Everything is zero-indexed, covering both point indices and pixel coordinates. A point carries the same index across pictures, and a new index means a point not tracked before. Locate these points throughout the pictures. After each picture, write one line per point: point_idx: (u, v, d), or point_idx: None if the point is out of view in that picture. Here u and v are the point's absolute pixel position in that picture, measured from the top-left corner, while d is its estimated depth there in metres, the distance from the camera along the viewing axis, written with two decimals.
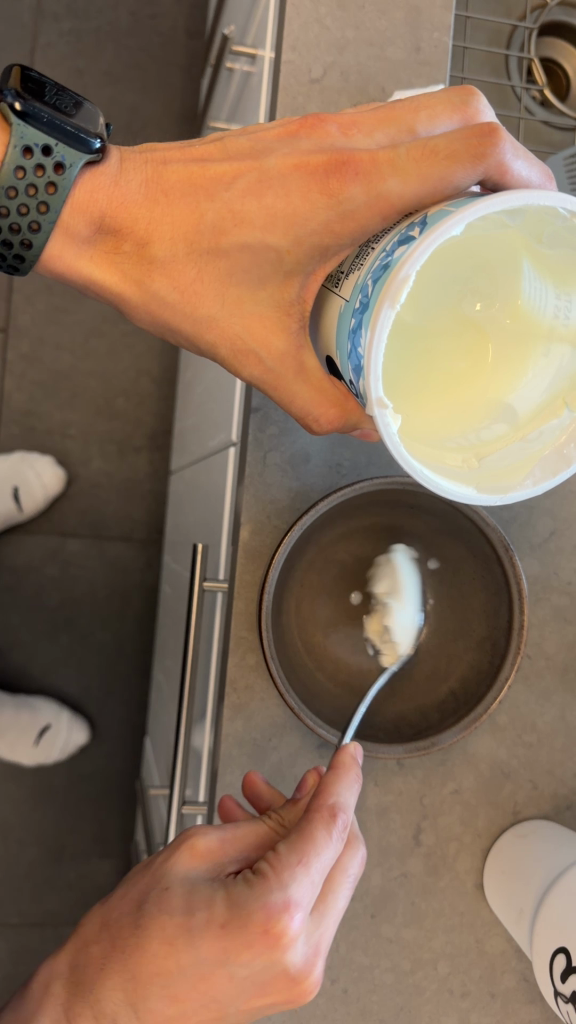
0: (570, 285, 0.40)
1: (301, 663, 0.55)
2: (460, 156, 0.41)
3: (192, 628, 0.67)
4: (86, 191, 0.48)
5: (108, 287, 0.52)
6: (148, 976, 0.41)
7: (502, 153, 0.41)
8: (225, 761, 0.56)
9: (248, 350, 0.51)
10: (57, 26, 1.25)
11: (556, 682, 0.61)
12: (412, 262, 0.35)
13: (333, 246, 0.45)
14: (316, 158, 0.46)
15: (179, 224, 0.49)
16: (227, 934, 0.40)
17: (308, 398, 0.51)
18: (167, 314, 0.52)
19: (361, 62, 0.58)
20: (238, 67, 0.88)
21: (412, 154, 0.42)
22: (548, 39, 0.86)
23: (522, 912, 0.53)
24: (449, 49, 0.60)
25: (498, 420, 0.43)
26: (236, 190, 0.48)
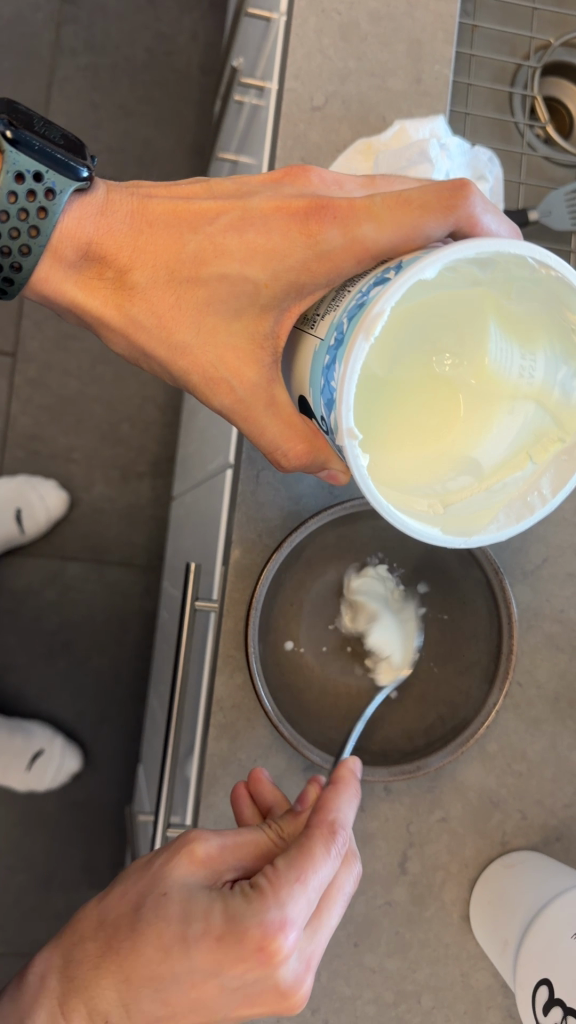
0: (534, 346, 0.43)
1: (281, 678, 0.55)
2: (433, 206, 0.43)
3: (182, 648, 0.67)
4: (74, 221, 0.49)
5: (88, 310, 0.52)
6: (141, 979, 0.40)
7: (472, 206, 0.43)
8: (209, 782, 0.56)
9: (219, 378, 0.51)
10: (74, 61, 1.27)
11: (546, 711, 0.60)
12: (386, 299, 0.37)
13: (308, 284, 0.46)
14: (297, 202, 0.48)
15: (161, 254, 0.50)
16: (222, 948, 0.39)
17: (277, 432, 0.51)
18: (143, 341, 0.52)
19: (362, 91, 0.59)
20: (247, 99, 0.89)
21: (388, 201, 0.44)
22: (552, 79, 0.88)
23: (507, 943, 0.52)
24: (450, 81, 0.61)
25: (465, 472, 0.45)
26: (218, 225, 0.50)
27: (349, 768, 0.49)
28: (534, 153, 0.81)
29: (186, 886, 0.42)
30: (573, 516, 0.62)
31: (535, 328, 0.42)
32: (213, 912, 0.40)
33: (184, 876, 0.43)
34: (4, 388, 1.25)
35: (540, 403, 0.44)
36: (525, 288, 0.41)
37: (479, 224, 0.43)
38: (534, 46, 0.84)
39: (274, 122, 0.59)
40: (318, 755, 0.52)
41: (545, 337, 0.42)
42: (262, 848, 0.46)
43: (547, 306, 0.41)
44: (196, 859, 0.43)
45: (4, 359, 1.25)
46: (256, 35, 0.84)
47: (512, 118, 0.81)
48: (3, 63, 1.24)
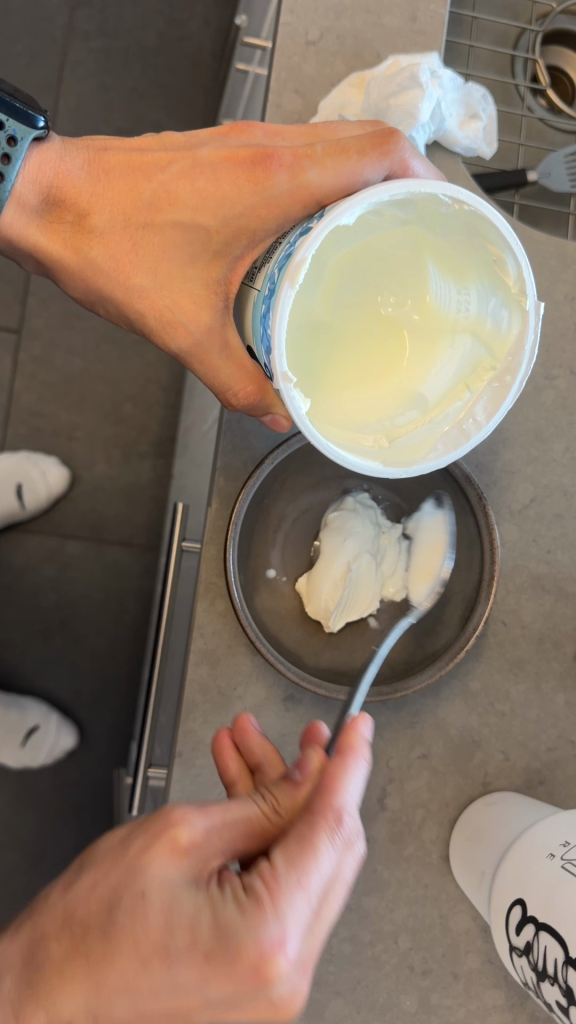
0: (467, 279, 0.44)
1: (258, 599, 0.55)
2: (368, 152, 0.47)
3: (168, 586, 0.67)
4: (35, 166, 0.49)
5: (50, 258, 0.51)
6: (115, 996, 0.33)
7: (403, 152, 0.47)
8: (188, 708, 0.55)
9: (175, 322, 0.50)
10: (87, 44, 1.20)
11: (531, 650, 0.60)
12: (308, 247, 0.38)
13: (260, 230, 0.47)
14: (243, 151, 0.49)
15: (119, 200, 0.50)
16: (210, 968, 0.33)
17: (228, 373, 0.51)
18: (101, 286, 0.51)
19: (357, 27, 0.61)
20: (251, 68, 0.89)
21: (327, 149, 0.47)
22: (554, 48, 0.87)
23: (484, 875, 0.52)
24: (445, 21, 0.62)
25: (410, 407, 0.46)
26: (171, 172, 0.50)
27: (361, 741, 0.43)
28: (534, 115, 0.81)
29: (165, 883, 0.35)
30: (563, 460, 0.62)
31: (465, 261, 0.43)
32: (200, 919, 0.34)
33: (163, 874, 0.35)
34: (8, 363, 1.17)
35: (476, 334, 0.45)
36: (448, 225, 0.42)
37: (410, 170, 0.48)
38: (536, 12, 0.83)
39: (270, 58, 0.60)
40: (295, 671, 0.52)
41: (475, 270, 0.43)
42: (253, 828, 0.39)
43: (470, 239, 0.42)
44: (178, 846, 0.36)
45: (8, 335, 1.17)
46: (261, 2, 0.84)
47: (514, 80, 0.80)
48: (16, 45, 1.17)
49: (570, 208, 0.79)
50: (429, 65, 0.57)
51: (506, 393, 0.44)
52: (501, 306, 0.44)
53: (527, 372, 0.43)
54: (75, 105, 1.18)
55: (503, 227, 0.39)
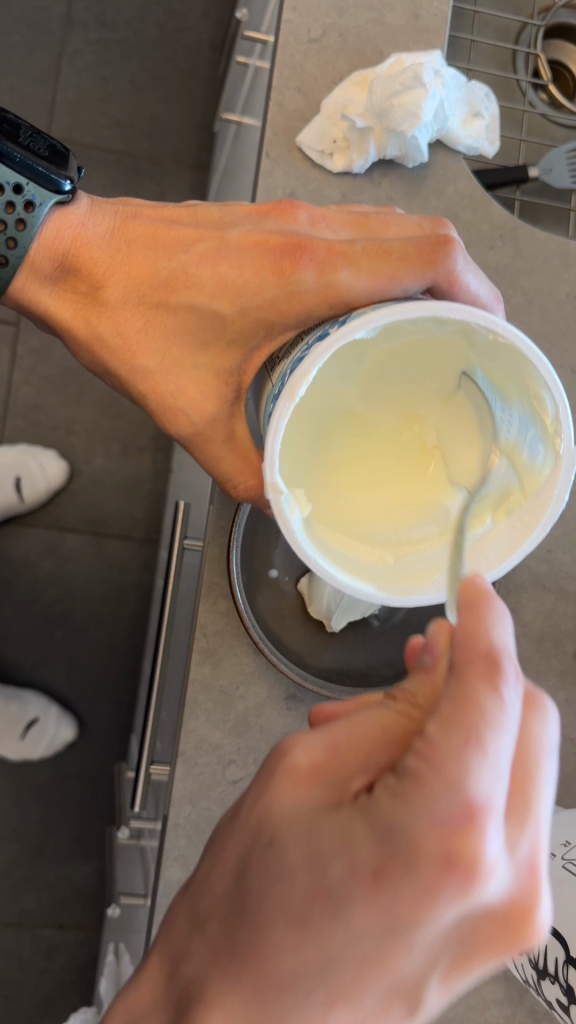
0: (511, 401, 0.43)
1: (259, 600, 0.56)
2: (414, 260, 0.43)
3: (169, 586, 0.67)
4: (52, 231, 0.49)
5: (59, 322, 0.52)
6: (275, 958, 0.27)
7: (453, 261, 0.43)
8: (190, 707, 0.56)
9: (178, 408, 0.50)
10: (85, 35, 1.19)
11: (531, 650, 0.60)
12: (315, 362, 0.37)
13: (277, 323, 0.45)
14: (274, 239, 0.47)
15: (134, 275, 0.50)
16: (384, 886, 0.26)
17: (232, 465, 0.50)
18: (106, 360, 0.51)
19: (359, 25, 0.61)
20: (251, 62, 0.89)
21: (368, 251, 0.43)
22: (556, 42, 0.86)
23: None
24: (448, 19, 0.62)
25: (430, 522, 0.46)
26: (193, 253, 0.49)
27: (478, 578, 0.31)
28: (535, 110, 0.81)
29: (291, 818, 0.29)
30: None
31: (509, 386, 0.42)
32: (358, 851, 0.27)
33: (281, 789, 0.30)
34: (6, 356, 1.16)
35: (512, 460, 0.44)
36: (486, 348, 0.41)
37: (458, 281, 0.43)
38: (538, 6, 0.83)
39: (272, 55, 0.60)
40: (298, 672, 0.54)
41: (517, 397, 0.42)
42: (392, 733, 0.31)
43: (510, 370, 0.41)
44: (289, 774, 0.31)
45: (7, 328, 1.16)
46: None
47: (514, 76, 0.80)
48: (13, 35, 1.16)
49: (571, 204, 0.79)
50: (432, 64, 0.57)
51: (525, 535, 0.44)
52: (538, 443, 0.42)
53: (552, 520, 0.43)
54: (73, 97, 1.17)
55: (542, 367, 0.38)
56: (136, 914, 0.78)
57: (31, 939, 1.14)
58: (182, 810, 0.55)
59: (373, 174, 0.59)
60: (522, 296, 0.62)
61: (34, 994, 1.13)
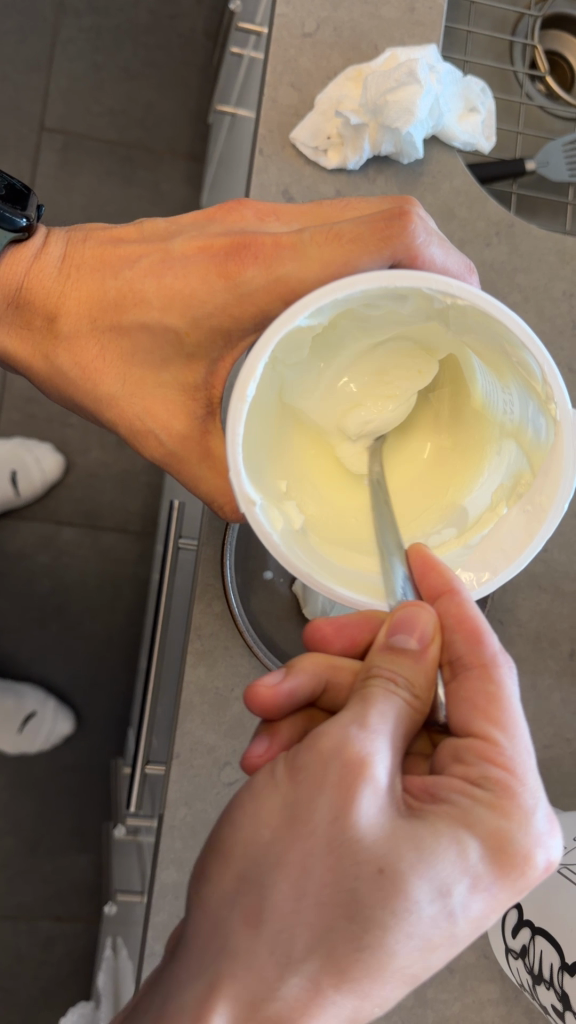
0: (507, 384, 0.45)
1: (254, 602, 0.56)
2: (366, 239, 0.43)
3: (164, 586, 0.67)
4: (6, 269, 0.51)
5: (21, 360, 0.52)
6: (384, 970, 0.29)
7: (412, 236, 0.43)
8: (185, 708, 0.55)
9: (146, 430, 0.49)
10: (78, 22, 1.17)
11: (528, 650, 0.60)
12: (258, 358, 0.37)
13: (235, 330, 0.46)
14: (219, 242, 0.47)
15: (85, 301, 0.50)
16: (495, 887, 0.31)
17: (210, 481, 0.49)
18: (71, 390, 0.51)
19: (354, 19, 0.60)
20: (245, 52, 0.88)
21: (316, 237, 0.43)
22: (553, 32, 0.85)
23: None
24: (444, 11, 0.62)
25: (449, 524, 0.47)
26: (138, 268, 0.49)
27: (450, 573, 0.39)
28: (532, 102, 0.80)
29: (398, 831, 0.31)
30: None
31: (502, 370, 0.44)
32: (473, 844, 0.31)
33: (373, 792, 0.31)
34: None
35: (519, 441, 0.45)
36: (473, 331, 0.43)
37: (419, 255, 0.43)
38: None
39: (266, 48, 0.59)
40: None
41: (511, 378, 0.44)
42: (409, 729, 0.34)
43: (495, 348, 0.42)
44: (373, 781, 0.31)
45: None
46: None
47: (511, 67, 0.79)
48: (6, 23, 1.15)
49: (568, 197, 0.79)
50: (427, 60, 0.56)
51: (539, 520, 0.42)
52: (538, 416, 0.43)
53: (566, 493, 0.41)
54: (67, 86, 1.16)
55: (514, 322, 0.38)
56: (133, 910, 0.78)
57: (29, 932, 1.14)
58: (177, 812, 0.55)
59: (368, 170, 0.59)
60: (518, 293, 0.62)
61: (32, 986, 1.14)
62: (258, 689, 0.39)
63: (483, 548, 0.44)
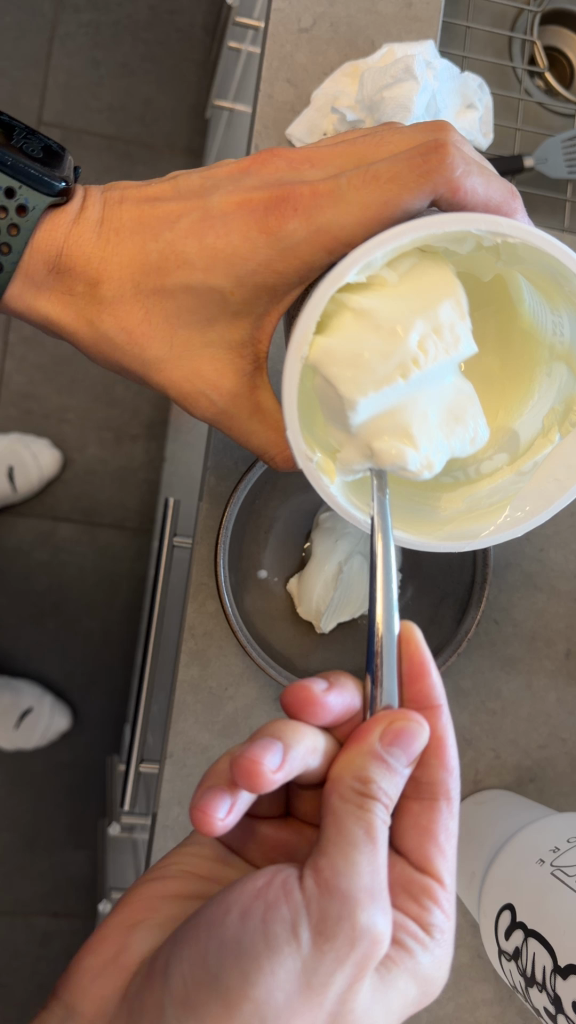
0: (559, 307, 0.41)
1: (247, 600, 0.55)
2: (403, 179, 0.41)
3: (159, 584, 0.66)
4: (44, 233, 0.48)
5: (64, 325, 0.51)
6: None
7: (451, 169, 0.41)
8: (178, 708, 0.55)
9: (196, 389, 0.50)
10: (76, 17, 1.17)
11: (523, 649, 0.60)
12: (312, 313, 0.36)
13: (281, 284, 0.46)
14: (259, 195, 0.46)
15: (127, 264, 0.49)
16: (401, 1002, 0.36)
17: (262, 434, 0.50)
18: (116, 355, 0.51)
19: (351, 15, 0.59)
20: (243, 46, 0.87)
21: (353, 184, 0.42)
22: (552, 29, 0.85)
23: (474, 875, 0.52)
24: (442, 7, 0.61)
25: (499, 450, 0.46)
26: (179, 228, 0.48)
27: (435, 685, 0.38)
28: (531, 99, 0.79)
29: (383, 988, 0.33)
30: None
31: (556, 294, 0.41)
32: (414, 987, 0.34)
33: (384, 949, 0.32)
34: None
35: (570, 366, 0.43)
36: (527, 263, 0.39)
37: (461, 189, 0.41)
38: None
39: (262, 44, 0.59)
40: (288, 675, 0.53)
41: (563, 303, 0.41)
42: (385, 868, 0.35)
43: (550, 276, 0.39)
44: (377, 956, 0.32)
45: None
46: None
47: (509, 64, 0.79)
48: (3, 17, 1.14)
49: (567, 194, 0.78)
50: (424, 56, 0.56)
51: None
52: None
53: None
54: (65, 81, 1.16)
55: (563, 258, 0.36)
56: None
57: (26, 928, 1.14)
58: (170, 811, 0.55)
59: None
60: None
61: (28, 982, 1.13)
62: (258, 767, 0.34)
63: (542, 478, 0.44)
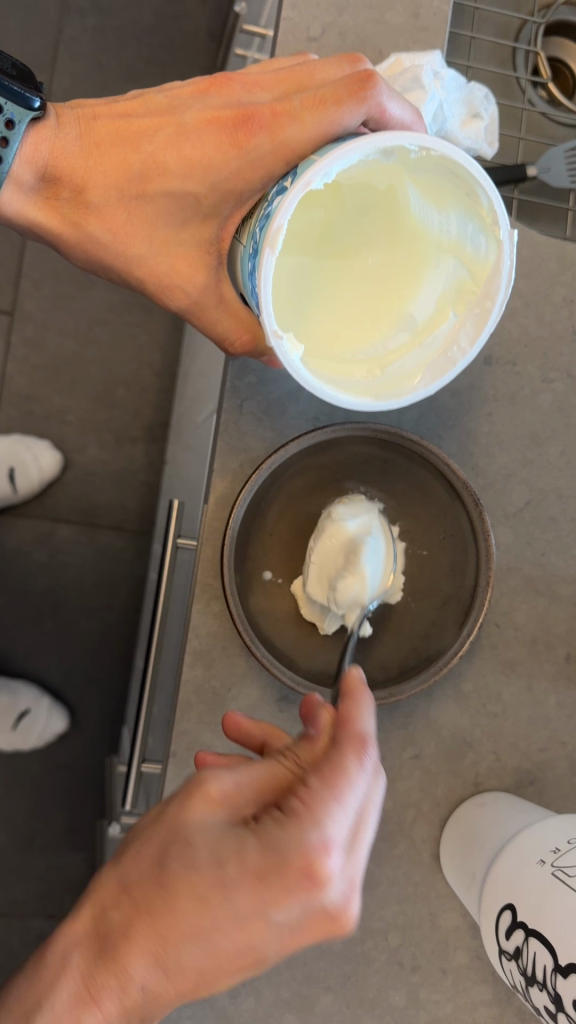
0: (447, 205, 0.42)
1: (252, 600, 0.56)
2: (344, 98, 0.44)
3: (162, 585, 0.67)
4: (31, 145, 0.48)
5: (50, 230, 0.51)
6: (183, 934, 0.34)
7: (379, 93, 0.44)
8: (182, 708, 0.56)
9: (173, 285, 0.52)
10: (82, 21, 1.17)
11: (524, 653, 0.61)
12: (284, 213, 0.37)
13: (246, 192, 0.48)
14: (225, 113, 0.48)
15: (112, 172, 0.49)
16: (265, 884, 0.34)
17: (227, 323, 0.52)
18: (100, 257, 0.52)
19: (359, 24, 0.60)
20: (250, 51, 0.88)
21: (306, 102, 0.45)
22: (555, 39, 0.86)
23: (474, 876, 0.53)
24: (449, 18, 0.62)
25: (401, 330, 0.46)
26: (159, 141, 0.49)
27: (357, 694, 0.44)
28: (534, 108, 0.80)
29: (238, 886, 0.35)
30: (559, 462, 0.62)
31: (444, 189, 0.41)
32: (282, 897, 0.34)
33: (315, 834, 0.35)
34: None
35: (457, 254, 0.44)
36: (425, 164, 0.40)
37: (385, 112, 0.45)
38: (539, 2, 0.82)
39: (272, 52, 0.60)
40: (291, 676, 0.52)
41: (454, 199, 0.42)
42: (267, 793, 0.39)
43: (445, 177, 0.40)
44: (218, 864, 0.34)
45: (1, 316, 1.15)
46: None
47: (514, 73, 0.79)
48: (9, 21, 1.15)
49: (569, 203, 0.79)
50: (432, 66, 0.57)
51: (486, 316, 0.44)
52: (478, 233, 0.42)
53: (506, 296, 0.43)
54: (69, 84, 1.16)
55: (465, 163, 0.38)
56: None
57: (21, 928, 1.14)
58: None
59: None
60: (518, 299, 0.63)
61: None
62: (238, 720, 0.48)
63: (441, 350, 0.45)
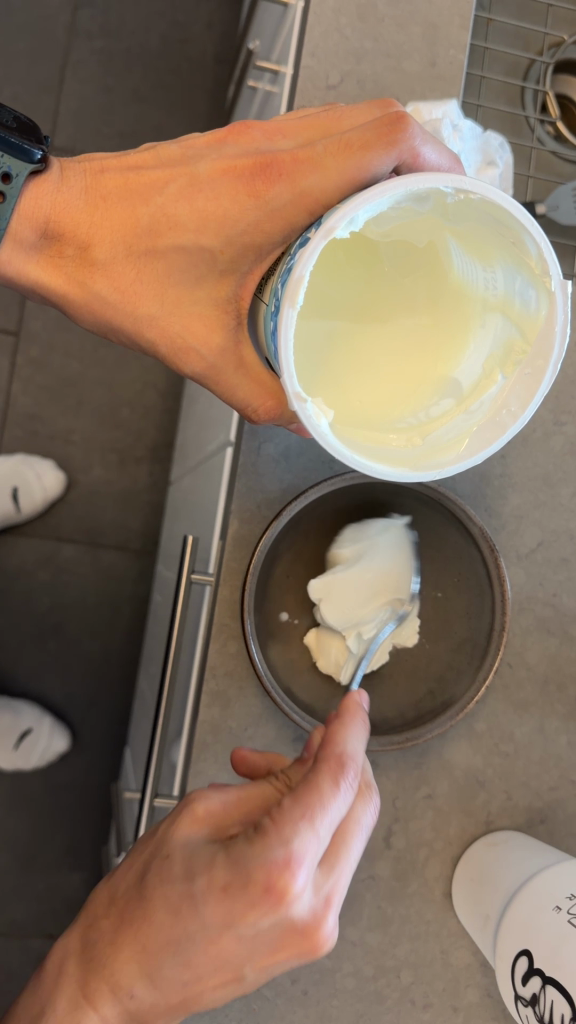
0: (493, 262, 0.42)
1: (268, 644, 0.56)
2: (373, 143, 0.44)
3: (176, 621, 0.67)
4: (31, 201, 0.50)
5: (53, 288, 0.53)
6: (159, 945, 0.38)
7: (412, 138, 0.44)
8: (199, 748, 0.56)
9: (187, 347, 0.52)
10: (90, 45, 1.18)
11: (535, 693, 0.61)
12: (306, 262, 0.37)
13: (265, 245, 0.48)
14: (243, 162, 0.49)
15: (118, 227, 0.51)
16: (229, 897, 0.37)
17: (247, 389, 0.52)
18: (109, 315, 0.53)
19: (376, 71, 0.61)
20: (261, 84, 0.89)
21: (329, 149, 0.45)
22: (561, 77, 0.87)
23: (488, 919, 0.53)
24: (464, 65, 0.63)
25: (445, 395, 0.45)
26: (168, 194, 0.50)
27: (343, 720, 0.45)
28: (544, 147, 0.81)
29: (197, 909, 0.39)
30: (570, 504, 0.63)
31: (488, 243, 0.41)
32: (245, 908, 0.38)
33: (280, 850, 0.37)
34: (5, 365, 1.16)
35: (506, 313, 0.43)
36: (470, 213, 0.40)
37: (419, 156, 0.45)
38: (548, 42, 0.83)
39: (290, 97, 0.61)
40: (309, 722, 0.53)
41: (499, 252, 0.41)
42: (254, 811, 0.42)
43: (489, 224, 0.40)
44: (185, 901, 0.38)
45: (7, 337, 1.16)
46: (273, 22, 0.84)
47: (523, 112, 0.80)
48: (18, 45, 1.16)
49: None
50: (451, 118, 0.58)
51: (539, 377, 0.43)
52: (527, 288, 0.41)
53: (560, 355, 0.42)
54: (77, 107, 1.17)
55: (513, 209, 0.38)
56: None
57: (21, 949, 1.13)
58: None
59: None
60: None
61: None
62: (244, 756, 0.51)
63: (490, 416, 0.44)
